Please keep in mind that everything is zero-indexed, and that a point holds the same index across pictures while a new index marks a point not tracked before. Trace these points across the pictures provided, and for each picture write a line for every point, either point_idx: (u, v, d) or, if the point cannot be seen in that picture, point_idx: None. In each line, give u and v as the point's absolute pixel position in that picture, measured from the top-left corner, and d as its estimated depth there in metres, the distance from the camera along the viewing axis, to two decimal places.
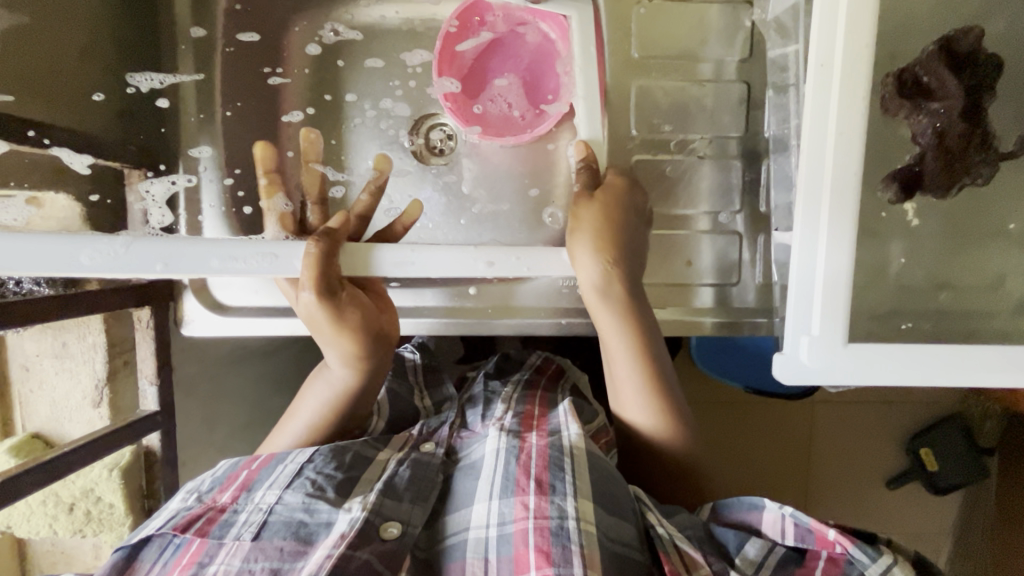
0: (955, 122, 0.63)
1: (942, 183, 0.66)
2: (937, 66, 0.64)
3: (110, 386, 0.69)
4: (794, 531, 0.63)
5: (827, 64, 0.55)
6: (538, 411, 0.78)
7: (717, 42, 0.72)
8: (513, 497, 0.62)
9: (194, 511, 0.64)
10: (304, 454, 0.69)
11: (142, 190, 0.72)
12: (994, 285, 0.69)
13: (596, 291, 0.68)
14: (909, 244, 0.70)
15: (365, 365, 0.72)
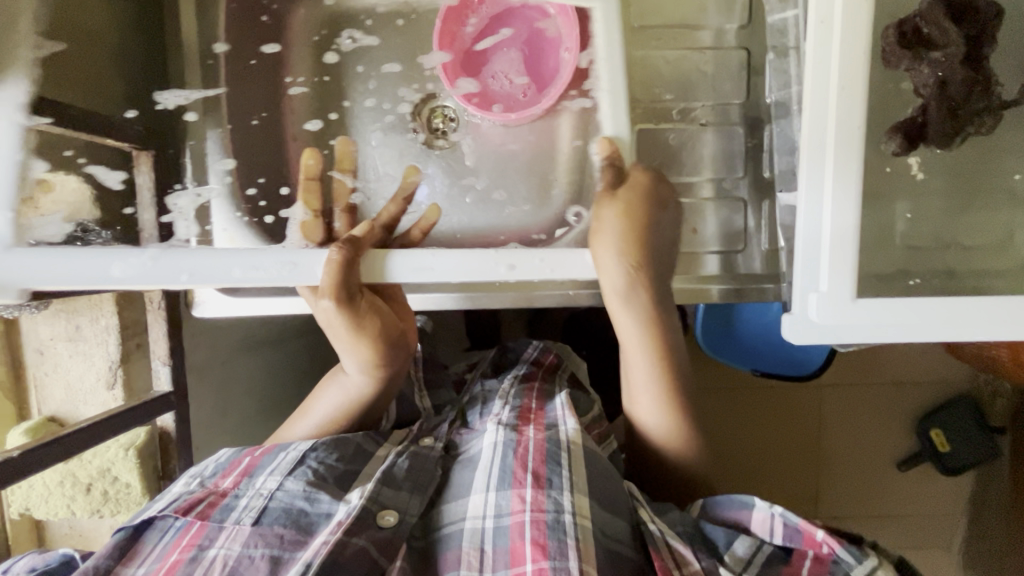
0: (957, 68, 0.62)
1: (946, 132, 0.66)
2: (940, 15, 0.62)
3: (124, 367, 0.70)
4: (782, 530, 0.62)
5: (827, 22, 0.56)
6: (536, 404, 0.78)
7: (717, 10, 0.73)
8: (510, 489, 0.62)
9: (195, 495, 0.64)
10: (306, 444, 0.69)
11: (171, 203, 0.71)
12: (1003, 242, 0.70)
13: (619, 292, 0.70)
14: (915, 202, 0.71)
15: (382, 372, 0.75)
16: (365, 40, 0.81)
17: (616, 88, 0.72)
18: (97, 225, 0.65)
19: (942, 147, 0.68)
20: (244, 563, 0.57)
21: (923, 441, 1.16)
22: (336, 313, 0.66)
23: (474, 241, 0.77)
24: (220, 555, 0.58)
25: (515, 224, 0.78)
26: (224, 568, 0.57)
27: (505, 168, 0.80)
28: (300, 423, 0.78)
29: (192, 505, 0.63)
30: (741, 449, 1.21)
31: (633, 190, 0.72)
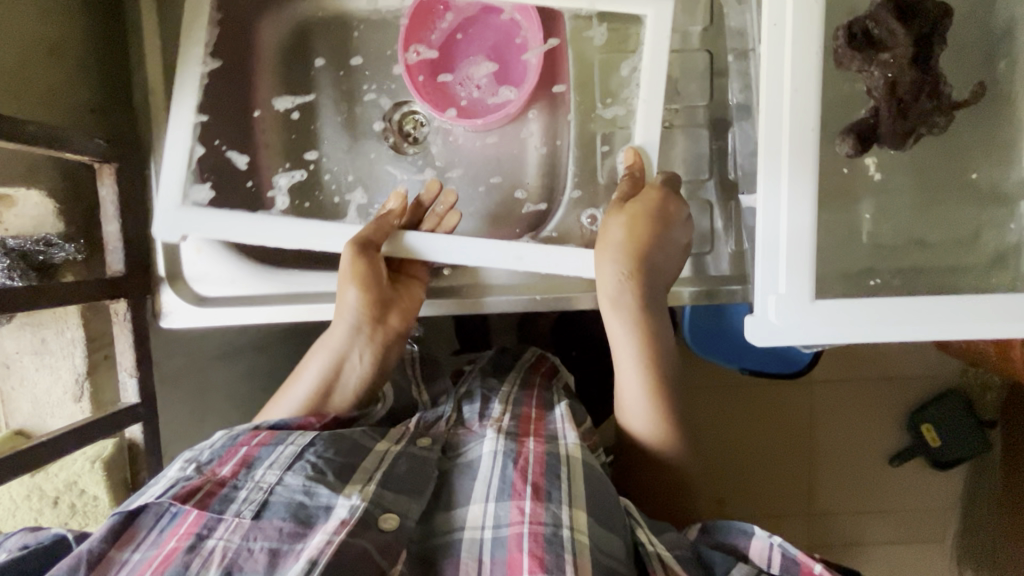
0: (906, 70, 0.62)
1: (898, 134, 0.66)
2: (887, 16, 0.62)
3: (91, 379, 0.70)
4: (780, 561, 0.62)
5: (778, 24, 0.56)
6: (536, 413, 0.76)
7: (679, 12, 0.72)
8: (508, 501, 0.60)
9: (193, 483, 0.59)
10: (306, 437, 0.65)
11: (276, 180, 0.77)
12: (971, 238, 0.70)
13: (615, 298, 0.68)
14: (879, 202, 0.71)
15: (370, 326, 0.71)
16: (331, 44, 0.80)
17: (655, 98, 0.68)
18: (60, 238, 0.66)
19: (897, 147, 0.68)
20: (243, 556, 0.53)
21: (915, 436, 1.16)
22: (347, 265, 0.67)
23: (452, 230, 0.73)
24: (218, 547, 0.54)
25: (487, 223, 0.78)
26: (222, 560, 0.53)
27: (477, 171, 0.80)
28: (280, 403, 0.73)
29: (192, 492, 0.58)
30: (733, 444, 1.20)
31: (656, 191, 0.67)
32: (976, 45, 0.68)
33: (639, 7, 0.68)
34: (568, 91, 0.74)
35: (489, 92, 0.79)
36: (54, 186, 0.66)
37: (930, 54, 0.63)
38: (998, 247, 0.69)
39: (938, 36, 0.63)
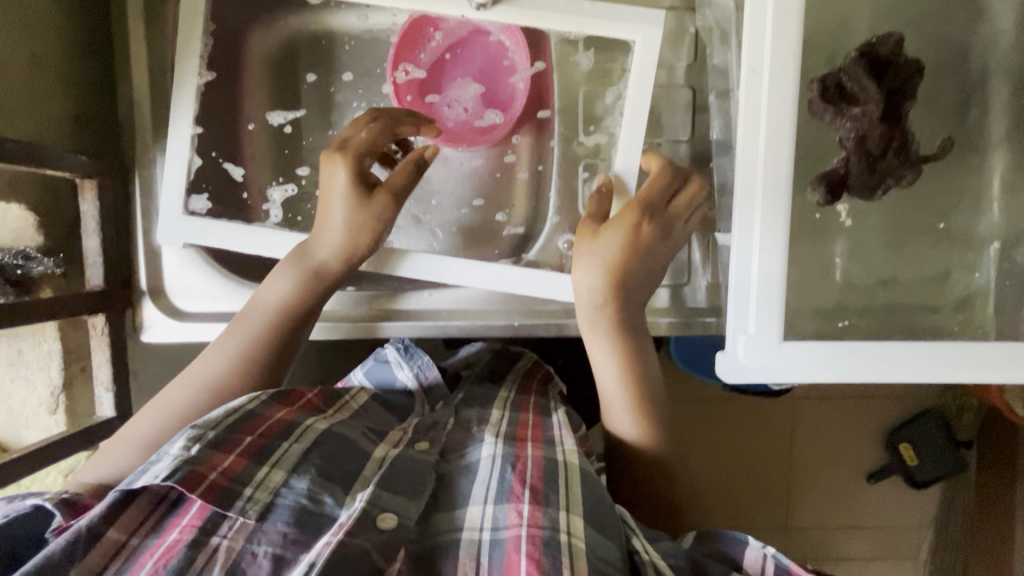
0: (875, 126, 0.66)
1: (866, 183, 0.70)
2: (859, 73, 0.65)
3: (67, 392, 0.70)
4: (774, 572, 0.57)
5: (757, 71, 0.58)
6: (533, 419, 0.71)
7: (664, 48, 0.73)
8: (507, 503, 0.57)
9: (198, 471, 0.54)
10: (315, 432, 0.62)
11: (267, 195, 0.75)
12: (934, 279, 0.72)
13: (597, 320, 0.67)
14: (852, 241, 0.73)
15: (293, 320, 0.67)
16: (315, 57, 0.77)
17: (638, 129, 0.69)
18: (38, 252, 0.66)
19: (863, 198, 0.71)
20: (246, 559, 0.51)
21: (891, 454, 1.18)
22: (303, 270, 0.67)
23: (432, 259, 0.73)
24: (222, 547, 0.51)
25: (470, 241, 0.77)
26: (226, 561, 0.51)
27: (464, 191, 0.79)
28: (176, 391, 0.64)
29: (199, 481, 0.53)
30: (712, 458, 1.22)
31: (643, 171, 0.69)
32: (944, 98, 0.71)
33: (626, 33, 0.69)
34: (552, 116, 0.75)
35: (475, 115, 0.76)
36: (34, 200, 0.66)
37: (898, 112, 0.66)
38: (961, 288, 0.72)
39: (908, 91, 0.67)
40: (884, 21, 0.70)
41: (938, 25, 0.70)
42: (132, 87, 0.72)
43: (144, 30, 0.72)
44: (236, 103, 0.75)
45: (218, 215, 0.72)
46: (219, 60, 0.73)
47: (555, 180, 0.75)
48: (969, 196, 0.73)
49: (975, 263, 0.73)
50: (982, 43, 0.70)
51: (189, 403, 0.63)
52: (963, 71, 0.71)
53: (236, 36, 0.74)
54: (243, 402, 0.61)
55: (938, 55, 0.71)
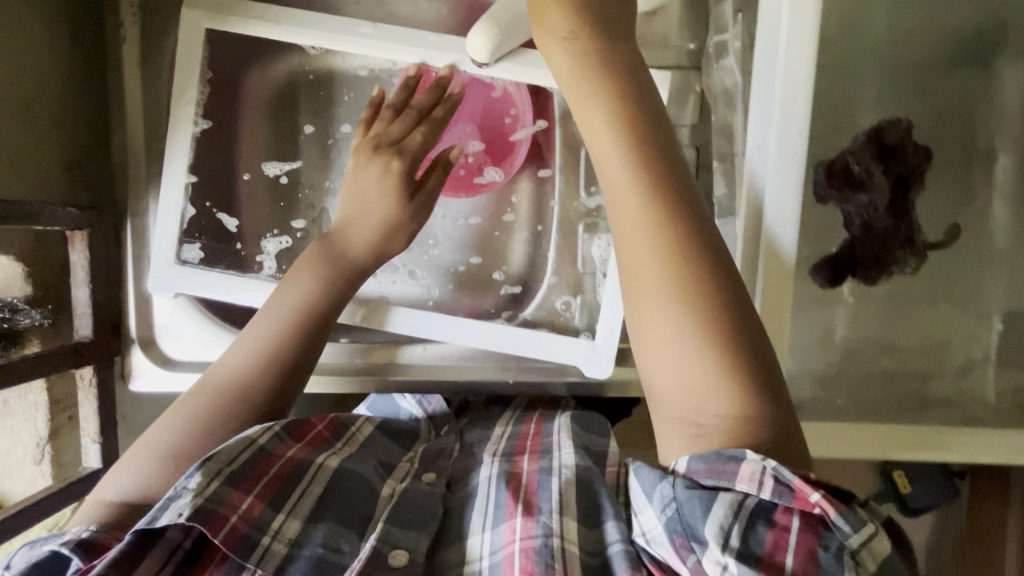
0: (881, 216, 0.67)
1: (872, 269, 0.69)
2: (869, 159, 0.66)
3: (53, 443, 0.69)
4: (771, 486, 0.42)
5: (762, 146, 0.57)
6: (535, 427, 0.67)
7: (669, 105, 0.71)
8: (501, 522, 0.52)
9: (221, 511, 0.49)
10: (327, 473, 0.56)
11: (260, 246, 0.73)
12: (938, 346, 0.71)
13: (661, 306, 0.49)
14: (855, 308, 0.71)
15: (316, 316, 0.62)
16: (312, 101, 0.75)
17: None
18: (26, 303, 0.65)
19: (867, 283, 0.70)
20: None
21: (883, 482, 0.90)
22: (331, 266, 0.64)
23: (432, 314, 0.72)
24: None
25: (462, 299, 0.75)
26: None
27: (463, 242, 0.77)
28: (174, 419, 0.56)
29: (221, 524, 0.49)
30: None
31: (621, 103, 0.53)
32: (953, 167, 0.69)
33: None
34: (554, 174, 0.74)
35: (474, 167, 0.74)
36: (22, 251, 0.64)
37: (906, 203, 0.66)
38: (964, 357, 0.70)
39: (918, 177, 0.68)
40: (894, 90, 0.68)
41: (947, 96, 0.69)
42: (127, 131, 0.71)
43: (143, 76, 0.71)
44: (231, 149, 0.73)
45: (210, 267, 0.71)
46: (215, 107, 0.72)
47: (554, 235, 0.74)
48: (976, 264, 0.71)
49: (978, 331, 0.71)
50: (989, 114, 0.69)
51: (204, 404, 0.57)
52: (973, 140, 0.69)
53: (233, 81, 0.72)
54: (255, 434, 0.55)
55: (949, 122, 0.69)
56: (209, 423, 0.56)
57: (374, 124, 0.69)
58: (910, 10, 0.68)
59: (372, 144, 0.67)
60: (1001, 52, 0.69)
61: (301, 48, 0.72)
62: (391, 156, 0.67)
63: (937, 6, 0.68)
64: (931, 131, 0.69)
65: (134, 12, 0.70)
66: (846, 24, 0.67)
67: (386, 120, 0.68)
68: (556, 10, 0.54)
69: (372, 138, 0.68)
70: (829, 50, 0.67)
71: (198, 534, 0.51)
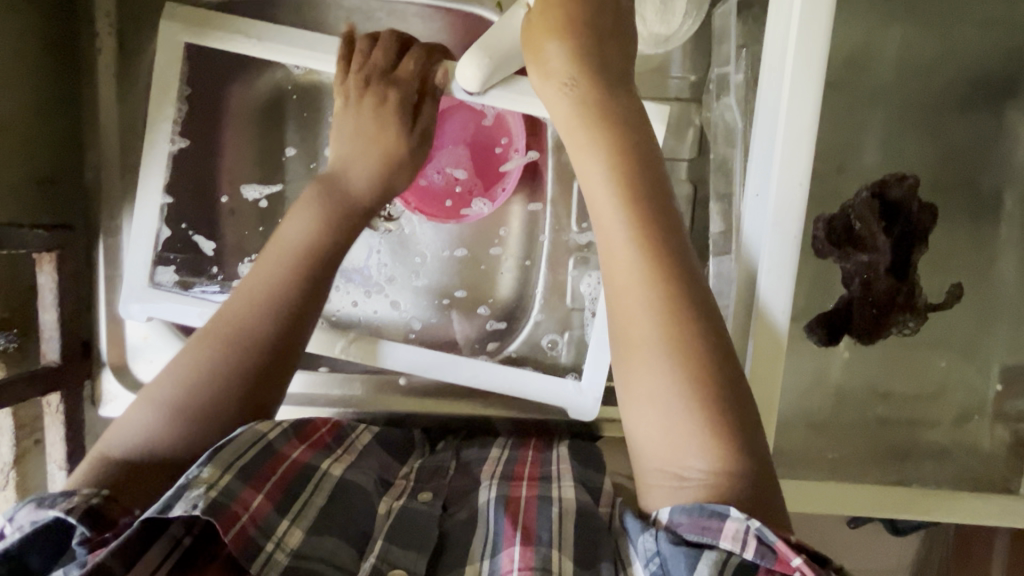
0: (882, 276, 0.59)
1: (867, 329, 0.62)
2: (871, 217, 0.59)
3: (18, 467, 0.65)
4: (754, 547, 0.40)
5: (760, 195, 0.55)
6: (533, 454, 0.65)
7: (668, 135, 0.68)
8: (499, 552, 0.50)
9: (234, 508, 0.46)
10: (331, 482, 0.55)
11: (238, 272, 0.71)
12: (936, 394, 0.68)
13: (654, 349, 0.47)
14: (854, 355, 0.68)
15: (309, 270, 0.58)
16: (300, 119, 0.73)
17: None
18: None
19: (864, 342, 0.65)
20: None
21: None
22: (333, 214, 0.61)
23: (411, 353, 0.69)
24: None
25: (444, 333, 0.74)
26: None
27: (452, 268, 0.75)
28: (168, 371, 0.53)
29: (231, 522, 0.46)
30: None
31: (623, 138, 0.50)
32: (959, 214, 0.67)
33: None
34: (546, 207, 0.72)
35: (463, 199, 0.71)
36: None
37: (910, 265, 0.59)
38: (962, 406, 0.68)
39: (921, 237, 0.60)
40: (901, 131, 0.66)
41: (954, 140, 0.66)
42: (103, 148, 0.68)
43: (119, 89, 0.68)
44: (212, 165, 0.71)
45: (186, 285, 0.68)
46: (197, 123, 0.69)
47: (542, 268, 0.72)
48: (978, 314, 0.68)
49: (977, 384, 0.68)
50: (998, 160, 0.67)
51: (200, 366, 0.53)
52: (980, 187, 0.67)
53: (216, 94, 0.70)
54: (266, 429, 0.53)
55: (958, 163, 0.66)
56: (201, 370, 0.53)
57: (356, 57, 0.65)
58: (920, 50, 0.65)
59: (360, 79, 0.64)
60: (1016, 96, 0.66)
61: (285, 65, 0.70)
62: (386, 90, 0.64)
63: (951, 46, 0.65)
64: (938, 173, 0.66)
65: (111, 23, 0.67)
66: (854, 62, 0.65)
67: (370, 54, 0.65)
68: (547, 39, 0.52)
69: (360, 72, 0.64)
70: (836, 89, 0.65)
71: (199, 530, 0.48)
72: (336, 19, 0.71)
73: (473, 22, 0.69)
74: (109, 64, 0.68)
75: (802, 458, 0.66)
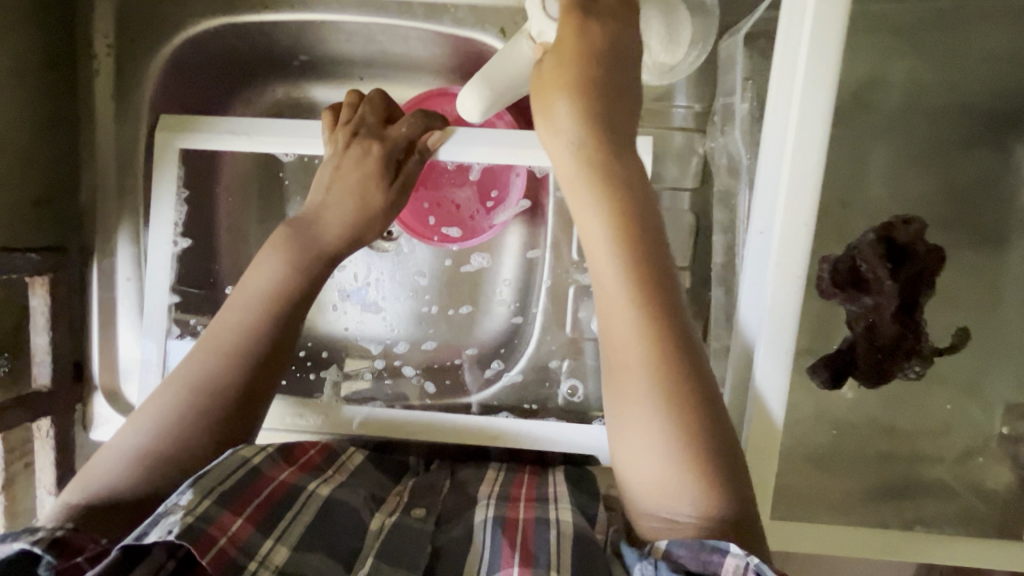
0: (888, 322, 0.58)
1: (872, 375, 0.62)
2: (878, 261, 0.58)
3: (8, 492, 0.62)
4: None
5: (764, 232, 0.54)
6: (529, 476, 0.64)
7: (671, 164, 0.68)
8: (496, 571, 0.48)
9: (211, 531, 0.46)
10: (318, 501, 0.54)
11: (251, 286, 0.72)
12: (940, 431, 0.67)
13: (643, 397, 0.46)
14: (857, 390, 0.67)
15: (287, 307, 0.59)
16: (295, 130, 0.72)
17: None
18: None
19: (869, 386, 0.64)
20: None
21: None
22: (298, 250, 0.60)
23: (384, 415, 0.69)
24: None
25: (440, 353, 0.74)
26: None
27: (452, 286, 0.74)
28: (134, 423, 0.53)
29: (209, 544, 0.45)
30: None
31: (618, 186, 0.50)
32: (964, 249, 0.66)
33: None
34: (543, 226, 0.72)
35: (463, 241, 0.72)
36: None
37: (916, 307, 0.58)
38: (966, 442, 0.67)
39: (927, 282, 0.60)
40: (905, 164, 0.65)
41: (959, 175, 0.66)
42: (99, 169, 0.68)
43: (116, 109, 0.67)
44: (210, 183, 0.69)
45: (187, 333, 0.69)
46: None
47: (543, 291, 0.71)
48: (982, 350, 0.67)
49: (981, 421, 0.67)
50: (1004, 196, 0.66)
51: (172, 405, 0.53)
52: (986, 223, 0.66)
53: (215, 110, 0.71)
54: (250, 453, 0.53)
55: (964, 197, 0.66)
56: (171, 418, 0.52)
57: (344, 111, 0.65)
58: (927, 85, 0.65)
59: (346, 132, 0.64)
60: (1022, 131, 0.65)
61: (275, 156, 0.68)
62: (371, 143, 0.63)
63: (959, 79, 0.65)
64: (944, 207, 0.66)
65: (109, 44, 0.67)
66: (861, 95, 0.64)
67: (358, 110, 0.65)
68: (556, 93, 0.51)
69: (346, 126, 0.65)
70: (844, 122, 0.64)
71: (183, 554, 0.46)
72: (337, 42, 0.70)
73: (475, 45, 0.68)
74: (110, 83, 0.67)
75: (805, 496, 0.64)
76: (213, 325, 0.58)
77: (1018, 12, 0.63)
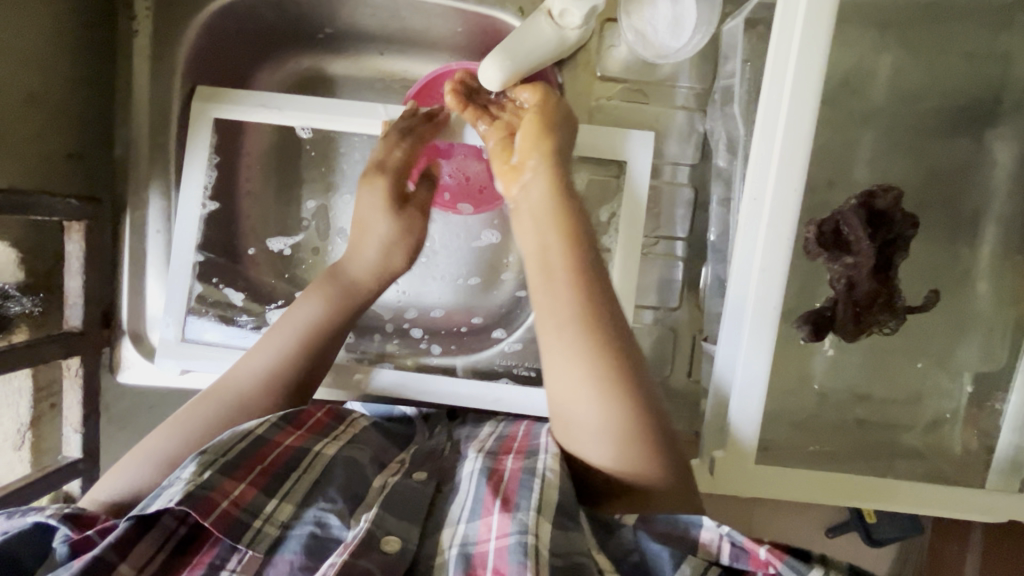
0: (866, 279, 0.64)
1: (853, 329, 0.67)
2: (857, 222, 0.64)
3: (34, 429, 0.69)
4: (730, 550, 0.52)
5: (758, 200, 0.58)
6: (524, 430, 0.67)
7: (672, 142, 0.73)
8: (479, 518, 0.52)
9: (212, 496, 0.51)
10: (324, 461, 0.58)
11: (275, 247, 0.76)
12: (912, 400, 0.73)
13: (591, 431, 0.55)
14: (835, 357, 0.72)
15: (323, 335, 0.66)
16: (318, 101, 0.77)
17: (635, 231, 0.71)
18: (17, 290, 0.65)
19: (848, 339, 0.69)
20: None
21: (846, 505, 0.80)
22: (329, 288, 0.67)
23: (403, 380, 0.73)
24: None
25: (448, 320, 0.78)
26: None
27: (462, 252, 0.78)
28: (170, 427, 0.60)
29: (210, 507, 0.50)
30: None
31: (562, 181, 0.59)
32: (939, 230, 0.72)
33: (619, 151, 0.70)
34: None
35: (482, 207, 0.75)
36: (18, 237, 0.63)
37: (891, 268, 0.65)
38: (936, 412, 0.72)
39: (902, 243, 0.66)
40: (887, 150, 0.71)
41: (936, 160, 0.71)
42: (132, 127, 0.71)
43: (151, 71, 0.71)
44: (237, 144, 0.73)
45: (209, 294, 0.72)
46: None
47: None
48: (954, 325, 0.73)
49: (950, 389, 0.72)
50: (976, 183, 0.72)
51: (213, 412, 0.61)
52: (958, 207, 0.72)
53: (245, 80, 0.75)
54: (253, 426, 0.58)
55: (939, 182, 0.72)
56: (216, 422, 0.61)
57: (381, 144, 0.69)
58: (909, 76, 0.70)
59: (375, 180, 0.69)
60: (995, 124, 0.71)
61: (303, 129, 0.72)
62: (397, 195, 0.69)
63: (939, 73, 0.70)
64: (921, 191, 0.71)
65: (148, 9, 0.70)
66: (849, 83, 0.69)
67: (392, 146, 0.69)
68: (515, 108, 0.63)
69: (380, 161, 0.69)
70: (834, 106, 0.69)
71: (193, 521, 0.53)
72: (363, 15, 0.74)
73: (492, 22, 0.72)
74: (147, 43, 0.70)
75: (787, 455, 0.69)
76: (262, 339, 0.66)
77: (995, 10, 0.68)
